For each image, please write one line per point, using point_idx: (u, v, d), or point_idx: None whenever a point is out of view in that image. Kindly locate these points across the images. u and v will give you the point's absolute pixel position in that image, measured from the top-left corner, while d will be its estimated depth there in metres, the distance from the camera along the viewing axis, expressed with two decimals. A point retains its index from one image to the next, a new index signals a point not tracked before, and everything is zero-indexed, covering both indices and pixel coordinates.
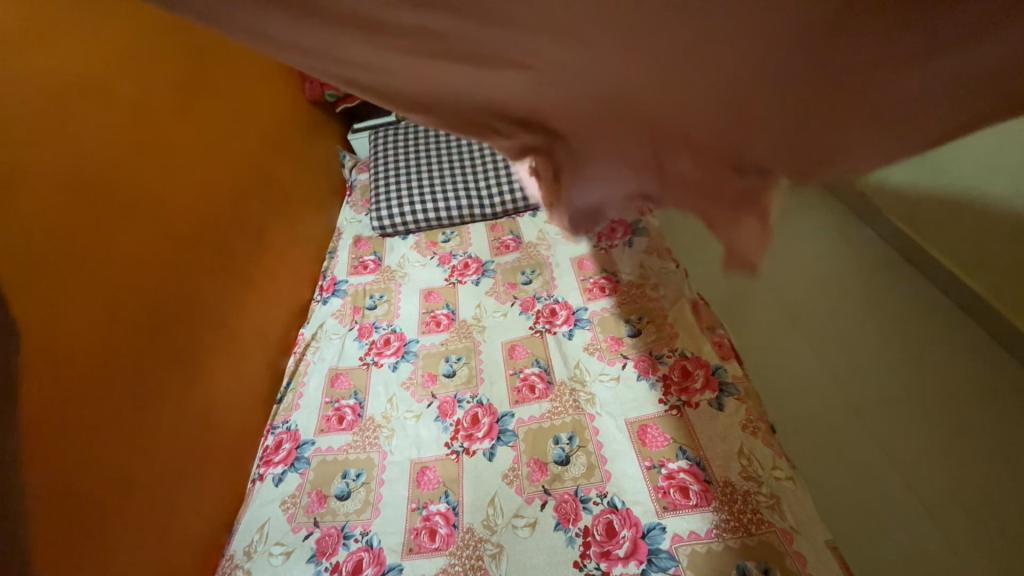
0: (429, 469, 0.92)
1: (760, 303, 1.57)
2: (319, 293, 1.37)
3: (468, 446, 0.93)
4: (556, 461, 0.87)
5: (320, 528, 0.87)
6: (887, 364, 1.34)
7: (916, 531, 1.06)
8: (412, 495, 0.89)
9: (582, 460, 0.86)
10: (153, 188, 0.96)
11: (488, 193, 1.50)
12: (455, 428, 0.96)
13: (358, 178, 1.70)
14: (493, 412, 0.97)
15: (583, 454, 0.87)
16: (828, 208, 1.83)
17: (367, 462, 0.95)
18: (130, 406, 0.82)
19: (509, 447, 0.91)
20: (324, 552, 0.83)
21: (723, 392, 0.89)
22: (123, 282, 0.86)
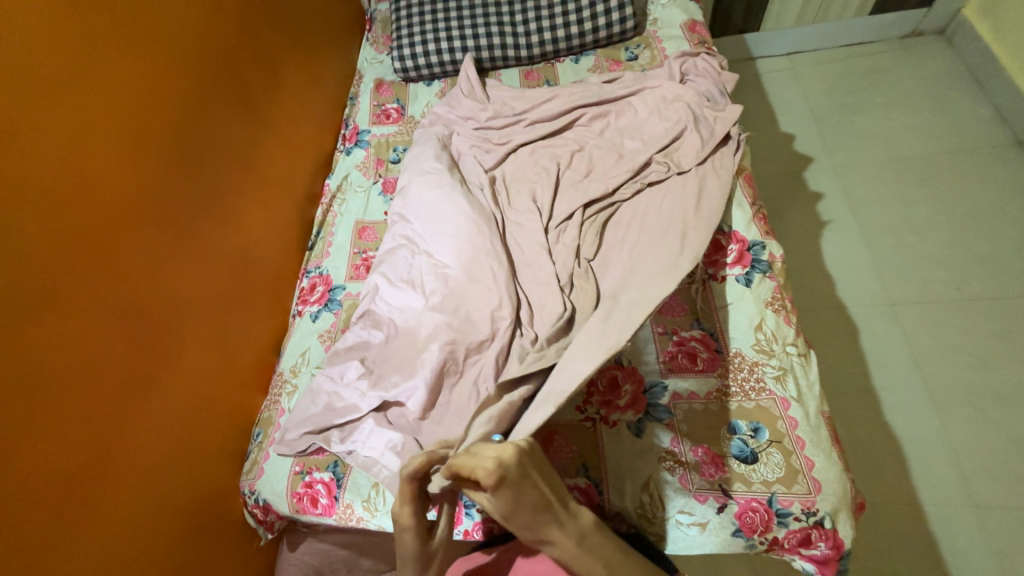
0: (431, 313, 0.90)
1: (817, 184, 1.41)
2: (343, 143, 1.31)
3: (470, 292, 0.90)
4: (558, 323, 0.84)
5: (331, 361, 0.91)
6: (945, 261, 1.23)
7: (915, 418, 1.07)
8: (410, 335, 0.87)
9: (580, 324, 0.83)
10: (164, 94, 0.86)
11: (525, 31, 1.30)
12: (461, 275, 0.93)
13: (378, 7, 1.48)
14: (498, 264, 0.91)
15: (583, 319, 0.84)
16: (939, 73, 1.50)
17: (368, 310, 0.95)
18: (201, 303, 0.89)
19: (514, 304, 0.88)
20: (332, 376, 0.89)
21: (755, 268, 0.84)
22: (167, 198, 0.85)
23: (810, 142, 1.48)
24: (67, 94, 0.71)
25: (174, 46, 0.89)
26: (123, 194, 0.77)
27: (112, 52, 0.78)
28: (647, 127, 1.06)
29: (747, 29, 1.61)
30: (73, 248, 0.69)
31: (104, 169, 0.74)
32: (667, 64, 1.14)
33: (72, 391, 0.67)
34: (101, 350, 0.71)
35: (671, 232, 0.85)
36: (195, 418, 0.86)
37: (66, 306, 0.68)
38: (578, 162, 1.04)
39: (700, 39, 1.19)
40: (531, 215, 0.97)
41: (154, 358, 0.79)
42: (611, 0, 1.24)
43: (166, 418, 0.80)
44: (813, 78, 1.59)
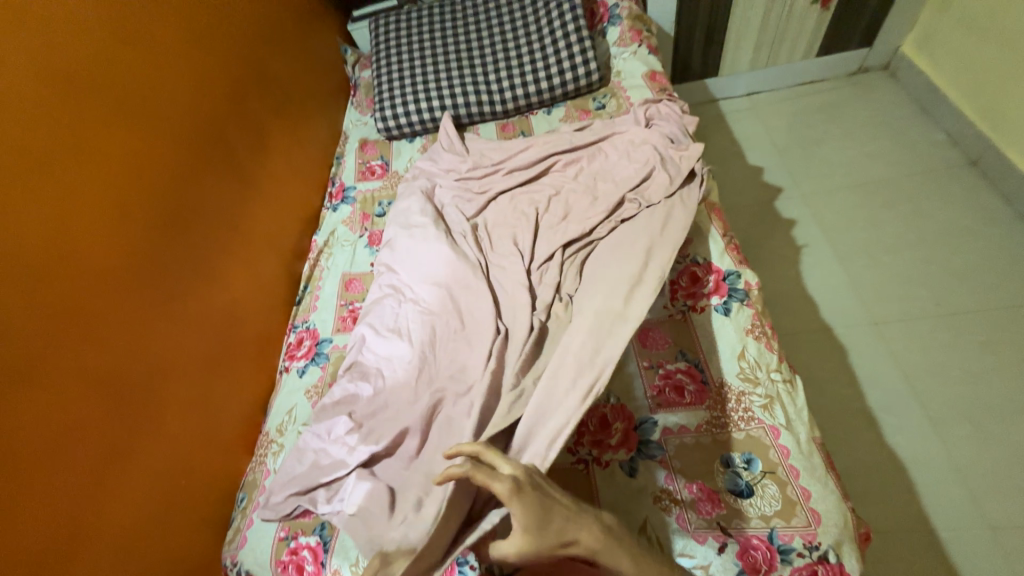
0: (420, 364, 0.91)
1: (789, 212, 1.46)
2: (329, 201, 1.36)
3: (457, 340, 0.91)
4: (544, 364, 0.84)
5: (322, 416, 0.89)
6: (920, 277, 1.26)
7: (915, 438, 1.05)
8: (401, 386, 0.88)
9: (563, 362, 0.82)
10: (154, 171, 0.91)
11: (499, 88, 1.39)
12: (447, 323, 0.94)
13: (361, 75, 1.59)
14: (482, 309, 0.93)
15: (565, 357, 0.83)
16: (889, 103, 1.61)
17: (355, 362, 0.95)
18: (184, 369, 0.89)
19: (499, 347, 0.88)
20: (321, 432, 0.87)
21: (732, 297, 0.86)
22: (153, 267, 0.87)
23: (777, 173, 1.55)
24: (59, 178, 0.75)
25: (165, 127, 0.95)
26: (107, 268, 0.79)
27: (104, 138, 0.83)
28: (618, 169, 1.11)
29: (706, 75, 1.73)
30: (55, 323, 0.70)
31: (88, 240, 0.77)
32: (634, 110, 1.21)
33: (45, 471, 0.65)
34: (78, 420, 0.70)
35: (636, 259, 0.86)
36: (176, 489, 0.82)
37: (44, 384, 0.67)
38: (556, 206, 1.08)
39: (661, 87, 1.28)
40: (510, 259, 1.00)
41: (133, 430, 0.77)
42: (575, 57, 1.34)
43: (145, 491, 0.77)
44: (773, 115, 1.70)
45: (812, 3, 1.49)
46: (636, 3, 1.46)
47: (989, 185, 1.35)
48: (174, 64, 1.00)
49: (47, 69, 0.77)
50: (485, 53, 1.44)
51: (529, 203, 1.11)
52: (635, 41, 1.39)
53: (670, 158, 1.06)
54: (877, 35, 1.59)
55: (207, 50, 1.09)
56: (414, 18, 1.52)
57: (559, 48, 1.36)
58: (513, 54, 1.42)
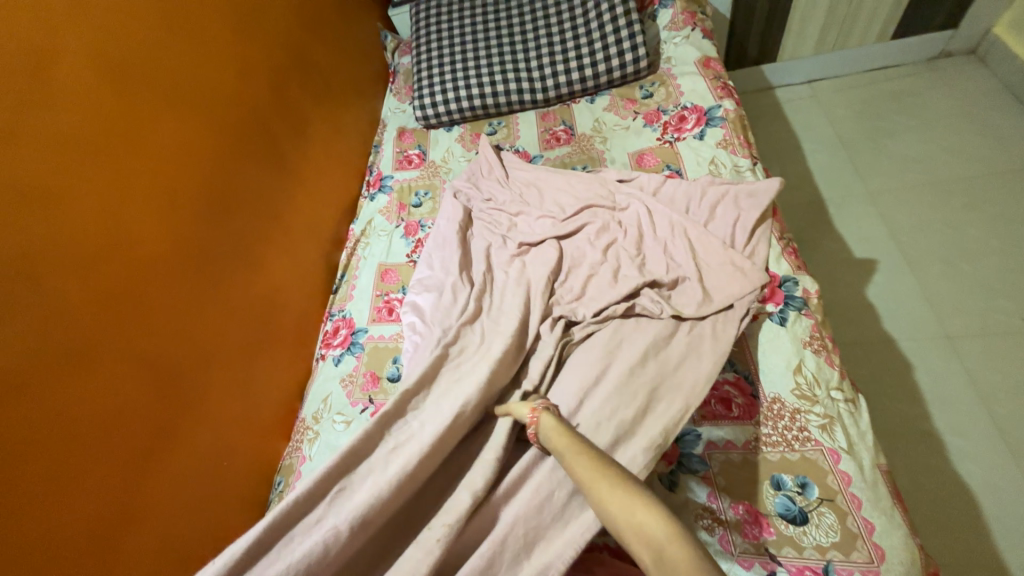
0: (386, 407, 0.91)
1: (850, 211, 1.35)
2: (367, 190, 1.36)
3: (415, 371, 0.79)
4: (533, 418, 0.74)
5: (375, 404, 0.93)
6: (1003, 287, 1.13)
7: (989, 466, 0.95)
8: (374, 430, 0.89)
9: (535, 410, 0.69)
10: (202, 164, 0.93)
11: (540, 76, 1.34)
12: (414, 350, 0.89)
13: (401, 62, 1.57)
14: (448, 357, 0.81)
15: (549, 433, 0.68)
16: (974, 92, 1.45)
17: (396, 349, 1.00)
18: (227, 355, 0.92)
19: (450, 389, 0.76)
20: None
21: (789, 306, 0.80)
22: (201, 257, 0.90)
23: (839, 168, 1.44)
24: (116, 172, 0.78)
25: (213, 120, 0.97)
26: (158, 259, 0.82)
27: (157, 131, 0.85)
28: (651, 259, 0.90)
29: (763, 60, 1.60)
30: (111, 311, 0.73)
31: (135, 231, 0.79)
32: (697, 182, 0.96)
33: (103, 453, 0.69)
34: (125, 406, 0.73)
35: (641, 405, 0.71)
36: (219, 471, 0.85)
37: (102, 369, 0.71)
38: (574, 280, 0.91)
39: (715, 74, 1.20)
40: (513, 312, 0.86)
41: (182, 414, 0.81)
42: (622, 42, 1.27)
43: (190, 472, 0.81)
44: (837, 104, 1.56)
45: None
46: None
47: None
48: (222, 55, 1.02)
49: (100, 63, 0.78)
50: (527, 38, 1.38)
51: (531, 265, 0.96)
52: (688, 24, 1.30)
53: (719, 266, 0.84)
54: (964, 14, 1.43)
55: (252, 40, 1.10)
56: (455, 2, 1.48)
57: (604, 33, 1.29)
58: (556, 40, 1.36)
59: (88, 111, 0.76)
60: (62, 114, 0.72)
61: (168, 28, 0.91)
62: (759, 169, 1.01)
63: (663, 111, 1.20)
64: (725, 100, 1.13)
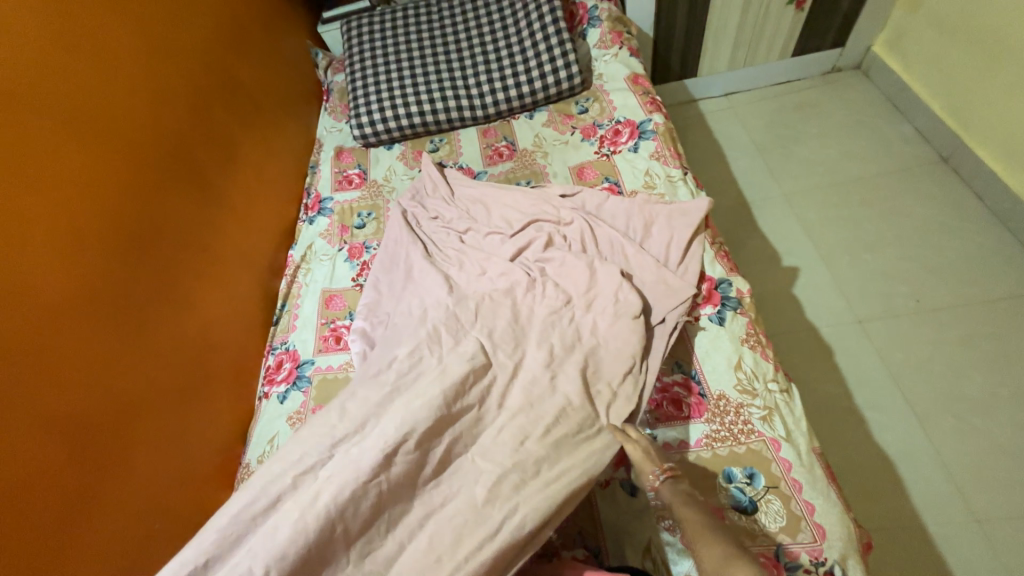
0: None
1: (770, 211, 1.48)
2: (306, 213, 1.30)
3: None
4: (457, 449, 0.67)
5: None
6: (901, 274, 1.28)
7: (903, 434, 1.07)
8: None
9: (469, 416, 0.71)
10: (119, 193, 0.85)
11: (479, 94, 1.35)
12: None
13: (334, 80, 1.53)
14: None
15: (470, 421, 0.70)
16: (863, 102, 1.64)
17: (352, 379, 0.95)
18: (158, 400, 0.84)
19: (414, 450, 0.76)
20: None
21: (725, 306, 0.85)
22: (119, 296, 0.81)
23: (757, 173, 1.57)
24: (11, 207, 0.69)
25: (128, 146, 0.89)
26: (71, 301, 0.74)
27: (61, 159, 0.77)
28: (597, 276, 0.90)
29: (685, 76, 1.73)
30: (15, 363, 0.65)
31: (37, 270, 0.70)
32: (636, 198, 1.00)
33: (16, 531, 0.60)
34: (32, 467, 0.64)
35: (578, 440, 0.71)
36: (155, 532, 0.77)
37: (8, 429, 0.62)
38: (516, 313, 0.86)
39: (643, 90, 1.27)
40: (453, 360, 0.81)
41: (108, 471, 0.73)
42: (556, 60, 1.31)
43: (120, 539, 0.72)
44: (752, 114, 1.71)
45: (786, 4, 1.51)
46: (615, 4, 1.45)
47: (960, 181, 1.39)
48: (134, 75, 0.94)
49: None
50: (464, 56, 1.39)
51: (462, 308, 0.87)
52: (615, 43, 1.37)
53: (654, 279, 0.87)
54: (849, 35, 1.62)
55: (169, 58, 1.03)
56: (388, 19, 1.46)
57: (538, 51, 1.32)
58: (491, 58, 1.38)
59: None
60: None
61: (69, 46, 0.83)
62: (690, 178, 1.07)
63: (599, 125, 1.25)
64: (655, 115, 1.20)
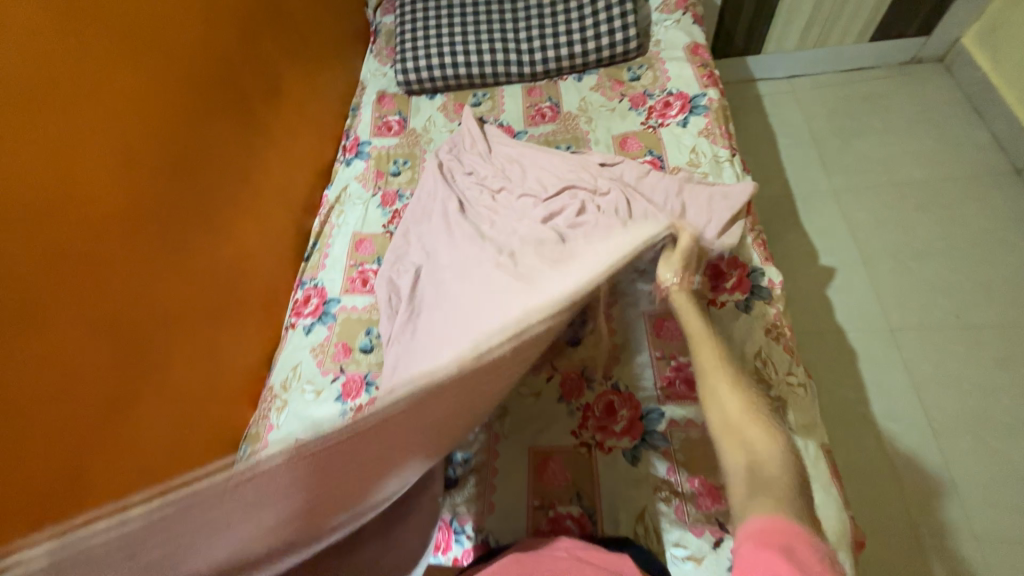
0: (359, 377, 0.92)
1: (816, 206, 1.41)
2: (343, 154, 1.31)
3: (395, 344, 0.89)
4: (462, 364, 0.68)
5: (346, 374, 0.93)
6: (945, 287, 1.22)
7: (914, 446, 1.05)
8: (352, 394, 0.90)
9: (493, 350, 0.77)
10: (166, 110, 0.87)
11: (529, 49, 1.31)
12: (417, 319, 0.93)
13: (383, 21, 1.50)
14: None
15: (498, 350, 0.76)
16: (940, 100, 1.51)
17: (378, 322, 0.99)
18: (193, 315, 0.89)
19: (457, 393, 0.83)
20: (350, 394, 0.90)
21: (754, 295, 0.84)
22: (162, 212, 0.85)
23: (809, 164, 1.49)
24: (69, 112, 0.72)
25: (178, 64, 0.90)
26: (119, 212, 0.77)
27: (115, 70, 0.79)
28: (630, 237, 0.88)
29: (748, 52, 1.62)
30: (68, 263, 0.69)
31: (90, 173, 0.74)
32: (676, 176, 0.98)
33: (62, 413, 0.66)
34: (81, 352, 0.70)
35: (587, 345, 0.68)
36: (182, 435, 0.84)
37: (59, 323, 0.67)
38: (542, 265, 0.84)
39: (702, 62, 1.20)
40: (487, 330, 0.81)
41: (145, 374, 0.78)
42: (614, 20, 1.24)
43: (152, 436, 0.78)
44: (813, 101, 1.61)
45: None
46: None
47: None
48: None
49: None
50: (518, 7, 1.34)
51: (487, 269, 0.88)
52: (679, 8, 1.29)
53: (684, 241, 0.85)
54: (938, 23, 1.48)
55: None
56: None
57: (596, 9, 1.26)
58: (546, 11, 1.32)
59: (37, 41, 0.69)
60: (10, 43, 0.66)
61: None
62: (737, 160, 1.03)
63: (649, 95, 1.20)
64: (710, 89, 1.15)
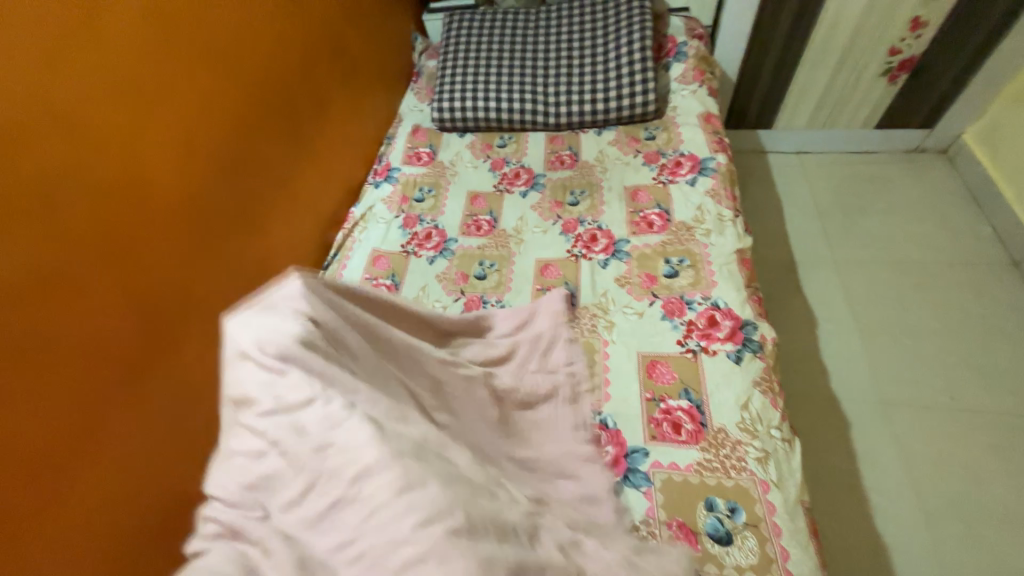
0: None
1: (818, 275, 1.46)
2: (373, 177, 1.40)
3: None
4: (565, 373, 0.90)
5: None
6: (941, 367, 1.24)
7: (903, 524, 1.04)
8: None
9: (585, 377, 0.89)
10: (224, 119, 0.97)
11: (555, 102, 1.42)
12: None
13: (426, 64, 1.65)
14: None
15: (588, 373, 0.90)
16: (941, 189, 1.59)
17: None
18: (214, 306, 0.93)
19: None
20: None
21: (745, 347, 0.87)
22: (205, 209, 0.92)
23: (813, 234, 1.55)
24: (143, 112, 0.81)
25: (242, 81, 1.01)
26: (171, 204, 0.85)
27: (189, 81, 0.89)
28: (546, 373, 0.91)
29: (761, 125, 1.73)
30: (116, 242, 0.76)
31: (60, 131, 0.69)
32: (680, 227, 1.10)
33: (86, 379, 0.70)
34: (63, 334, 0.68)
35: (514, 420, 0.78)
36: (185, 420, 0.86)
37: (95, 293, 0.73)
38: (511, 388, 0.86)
39: (713, 129, 1.30)
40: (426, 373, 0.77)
41: (163, 353, 0.82)
42: (636, 85, 1.36)
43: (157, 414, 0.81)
44: (820, 177, 1.69)
45: (879, 75, 1.50)
46: (705, 43, 1.48)
47: None
48: (262, 22, 1.06)
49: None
50: (549, 64, 1.47)
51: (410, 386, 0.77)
52: (696, 80, 1.40)
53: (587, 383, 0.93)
54: (939, 119, 1.58)
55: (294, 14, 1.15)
56: (488, 19, 1.55)
57: (620, 74, 1.38)
58: (574, 71, 1.44)
59: (130, 50, 0.79)
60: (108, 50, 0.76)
61: None
62: (739, 221, 1.09)
63: (662, 154, 1.29)
64: (719, 155, 1.23)
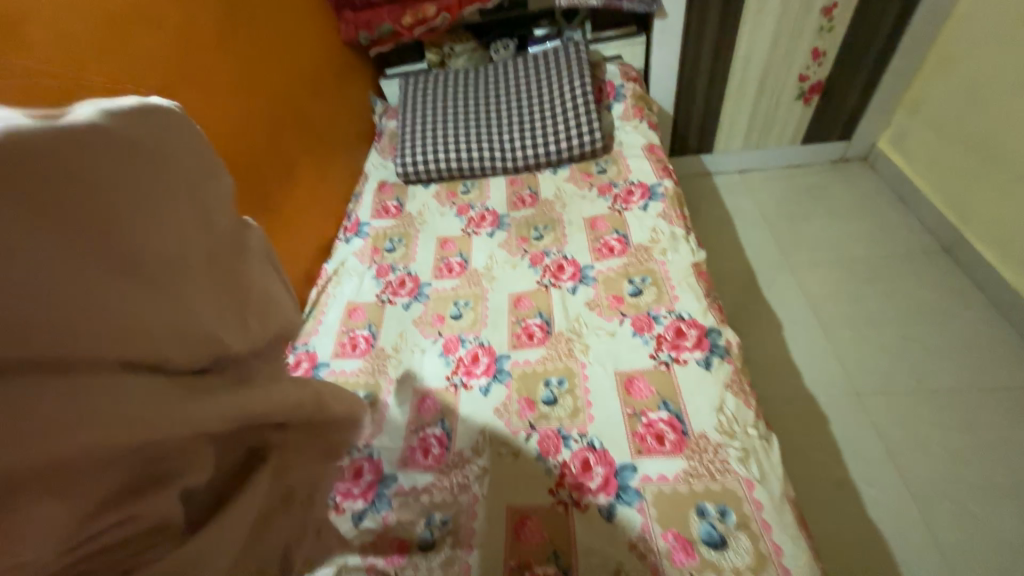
0: (428, 398, 0.98)
1: (775, 280, 1.55)
2: (343, 233, 1.44)
3: (466, 381, 0.99)
4: (544, 401, 0.93)
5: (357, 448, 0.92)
6: (900, 353, 1.31)
7: (894, 511, 1.06)
8: (411, 419, 0.95)
9: (568, 402, 0.92)
10: None
11: (511, 148, 1.52)
12: (455, 364, 1.02)
13: (386, 124, 1.74)
14: (492, 352, 1.03)
15: (570, 398, 0.92)
16: (869, 191, 1.74)
17: (374, 385, 1.03)
18: None
19: (503, 385, 0.97)
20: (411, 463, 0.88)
21: (713, 352, 0.91)
22: None
23: (765, 243, 1.66)
24: None
25: None
26: None
27: None
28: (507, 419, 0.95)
29: (702, 150, 1.88)
30: None
31: None
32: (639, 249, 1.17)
33: None
34: None
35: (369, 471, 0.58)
36: None
37: None
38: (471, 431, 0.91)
39: (657, 158, 1.42)
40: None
41: None
42: (582, 126, 1.48)
43: None
44: (762, 191, 1.84)
45: (795, 99, 1.68)
46: (640, 84, 1.63)
47: (962, 272, 1.45)
48: (226, 103, 1.12)
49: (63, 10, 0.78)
50: (501, 115, 1.58)
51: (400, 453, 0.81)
52: (636, 116, 1.54)
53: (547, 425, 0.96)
54: (855, 131, 1.76)
55: (255, 93, 1.22)
56: (441, 80, 1.68)
57: (567, 117, 1.50)
58: (525, 119, 1.56)
59: None
60: None
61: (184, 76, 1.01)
62: (692, 238, 1.17)
63: (614, 184, 1.39)
64: (666, 180, 1.34)
